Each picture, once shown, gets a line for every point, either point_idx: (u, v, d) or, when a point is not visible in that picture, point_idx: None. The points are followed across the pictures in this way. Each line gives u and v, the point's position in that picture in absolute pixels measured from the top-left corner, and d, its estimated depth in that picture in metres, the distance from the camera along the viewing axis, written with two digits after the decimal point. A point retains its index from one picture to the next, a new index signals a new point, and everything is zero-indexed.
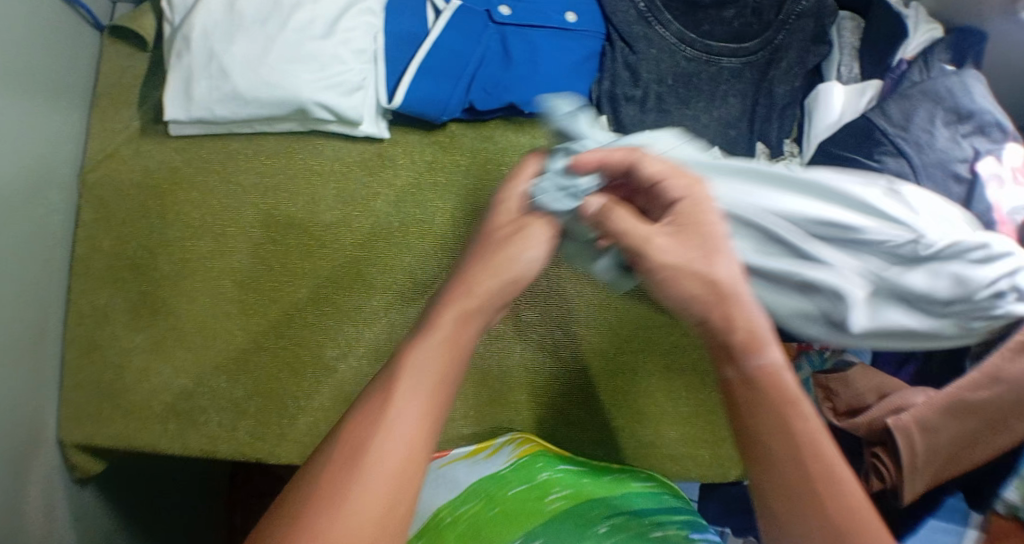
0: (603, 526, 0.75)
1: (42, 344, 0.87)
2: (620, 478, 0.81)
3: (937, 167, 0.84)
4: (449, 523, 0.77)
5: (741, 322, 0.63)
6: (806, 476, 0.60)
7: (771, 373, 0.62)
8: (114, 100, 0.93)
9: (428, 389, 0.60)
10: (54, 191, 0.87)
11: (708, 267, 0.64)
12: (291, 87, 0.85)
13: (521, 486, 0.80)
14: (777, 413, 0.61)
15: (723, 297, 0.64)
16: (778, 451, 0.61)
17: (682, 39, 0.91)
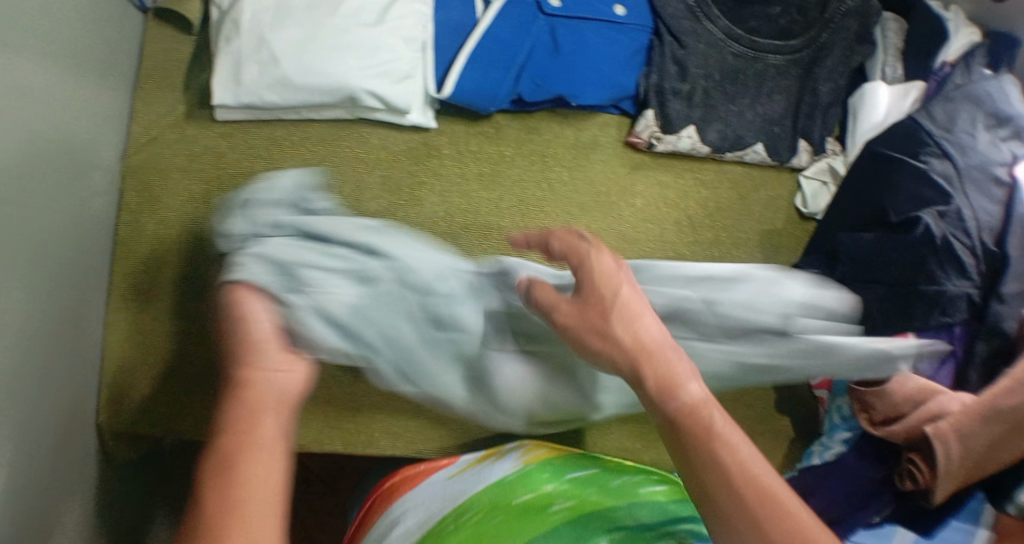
0: (605, 540, 0.79)
1: (82, 327, 0.85)
2: (621, 488, 0.85)
3: (979, 169, 0.85)
4: (452, 529, 0.78)
5: (650, 367, 0.65)
6: (743, 504, 0.63)
7: (691, 410, 0.65)
8: (158, 84, 0.92)
9: (273, 425, 0.61)
10: (97, 172, 0.87)
11: (602, 329, 0.65)
12: (342, 75, 0.85)
13: (529, 495, 0.82)
14: (700, 445, 0.64)
15: (628, 357, 0.65)
16: (720, 480, 0.64)
17: (730, 35, 0.91)
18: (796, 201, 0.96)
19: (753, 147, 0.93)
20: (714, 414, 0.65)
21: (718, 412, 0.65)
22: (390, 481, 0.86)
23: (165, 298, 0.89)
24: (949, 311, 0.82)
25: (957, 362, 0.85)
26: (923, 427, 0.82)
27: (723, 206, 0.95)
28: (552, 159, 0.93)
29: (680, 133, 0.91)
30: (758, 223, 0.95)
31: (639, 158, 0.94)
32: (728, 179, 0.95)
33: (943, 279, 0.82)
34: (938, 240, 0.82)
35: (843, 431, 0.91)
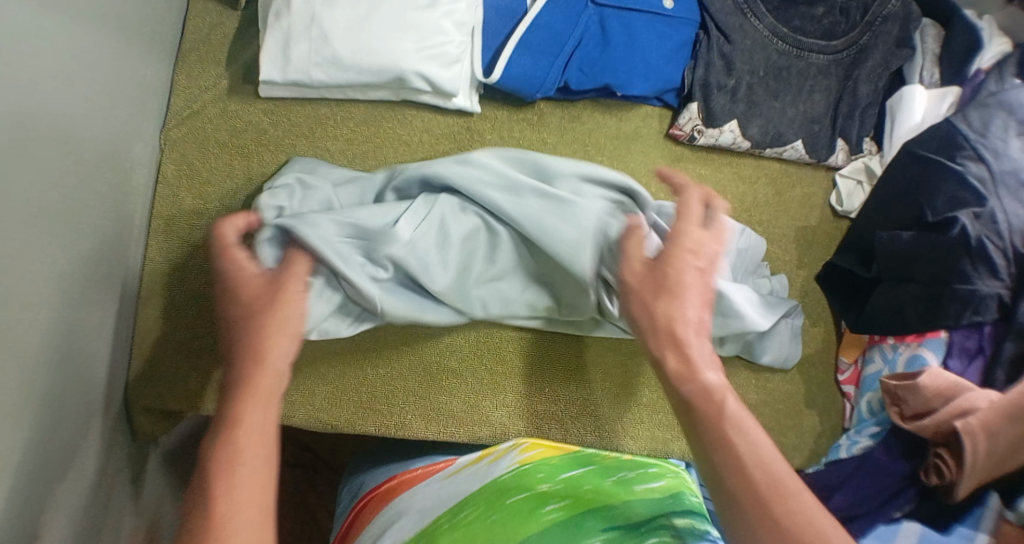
0: (599, 539, 0.70)
1: (117, 301, 0.84)
2: (622, 483, 0.80)
3: (1012, 175, 0.87)
4: (446, 527, 0.73)
5: (673, 352, 0.69)
6: (764, 496, 0.61)
7: (705, 394, 0.67)
8: (202, 57, 0.91)
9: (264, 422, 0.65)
10: (136, 142, 0.85)
11: (651, 300, 0.70)
12: (395, 55, 0.86)
13: (522, 494, 0.76)
14: (716, 424, 0.65)
15: (653, 326, 0.69)
16: (722, 456, 0.64)
17: (775, 33, 0.93)
18: (831, 199, 0.98)
19: (792, 144, 0.94)
20: (727, 400, 0.66)
21: (734, 401, 0.66)
22: (388, 483, 0.85)
23: (199, 276, 0.87)
24: (981, 311, 0.84)
25: (986, 361, 0.87)
26: (954, 422, 0.82)
27: (759, 201, 0.96)
28: (594, 149, 0.93)
29: (722, 127, 0.92)
30: (793, 219, 0.97)
31: (679, 151, 0.95)
32: (766, 174, 0.97)
33: (975, 278, 0.84)
34: (973, 242, 0.83)
35: (871, 426, 0.92)
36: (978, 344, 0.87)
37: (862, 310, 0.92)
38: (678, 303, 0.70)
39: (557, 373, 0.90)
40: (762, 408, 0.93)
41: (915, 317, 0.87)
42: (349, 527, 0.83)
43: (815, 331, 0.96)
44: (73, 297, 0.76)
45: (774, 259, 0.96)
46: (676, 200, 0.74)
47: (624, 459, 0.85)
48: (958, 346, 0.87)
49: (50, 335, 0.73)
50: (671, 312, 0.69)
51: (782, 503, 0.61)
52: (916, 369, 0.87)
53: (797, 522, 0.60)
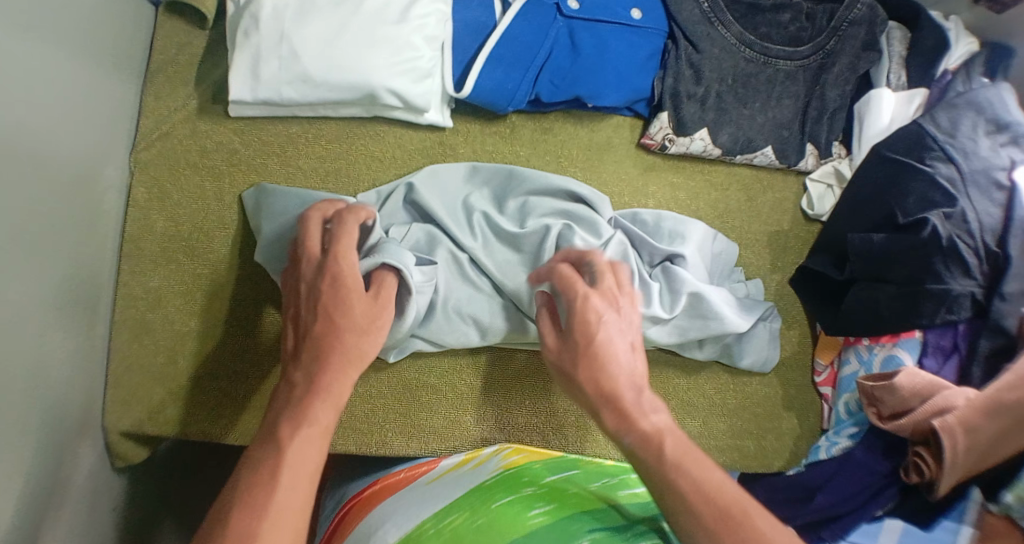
0: (586, 540, 0.69)
1: (91, 329, 0.83)
2: (607, 487, 0.81)
3: (982, 174, 0.89)
4: (431, 532, 0.70)
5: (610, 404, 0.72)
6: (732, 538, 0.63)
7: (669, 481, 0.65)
8: (169, 78, 0.90)
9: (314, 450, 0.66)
10: (106, 166, 0.84)
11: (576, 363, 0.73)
12: (365, 72, 0.85)
13: (509, 497, 0.74)
14: (690, 481, 0.66)
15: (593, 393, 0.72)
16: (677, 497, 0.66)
17: (742, 41, 0.94)
18: (802, 203, 0.98)
19: (763, 150, 0.95)
20: (664, 446, 0.68)
21: (679, 445, 0.69)
22: (372, 486, 0.84)
23: (173, 299, 0.86)
24: (954, 309, 0.86)
25: (961, 358, 0.89)
26: (931, 420, 0.83)
27: (732, 207, 0.97)
28: (567, 160, 0.94)
29: (693, 135, 0.93)
30: (766, 224, 0.97)
31: (651, 160, 0.96)
32: (737, 180, 0.98)
33: (948, 277, 0.85)
34: (945, 240, 0.84)
35: (849, 426, 0.92)
36: (953, 342, 0.88)
37: (836, 311, 0.93)
38: (606, 362, 0.72)
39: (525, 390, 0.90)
40: (741, 413, 0.94)
41: (890, 318, 0.88)
42: (330, 532, 0.82)
43: (790, 333, 0.97)
44: (47, 324, 0.75)
45: (748, 264, 0.97)
46: (572, 280, 0.75)
47: (608, 465, 0.85)
48: (932, 345, 0.89)
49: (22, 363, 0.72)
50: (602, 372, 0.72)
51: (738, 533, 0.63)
52: (893, 370, 0.88)
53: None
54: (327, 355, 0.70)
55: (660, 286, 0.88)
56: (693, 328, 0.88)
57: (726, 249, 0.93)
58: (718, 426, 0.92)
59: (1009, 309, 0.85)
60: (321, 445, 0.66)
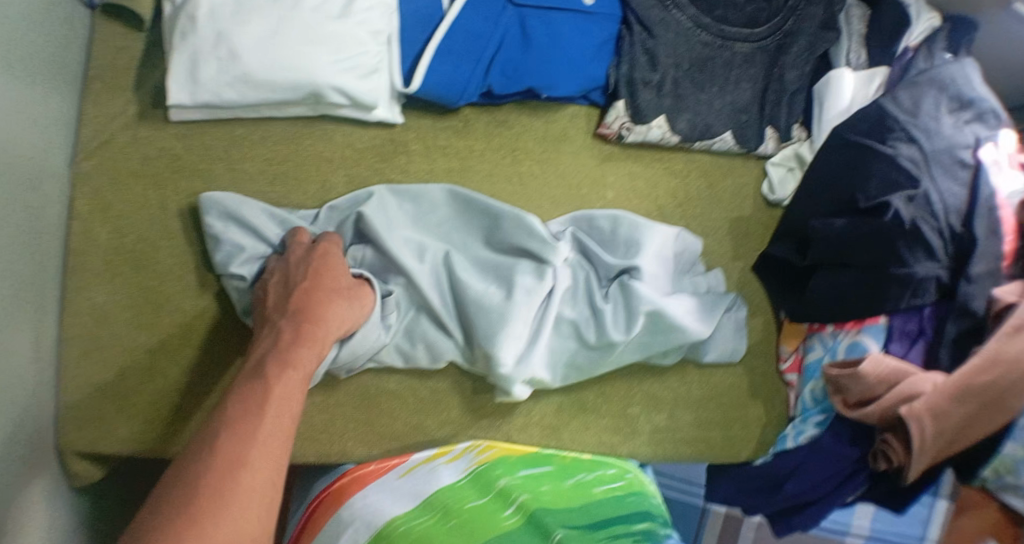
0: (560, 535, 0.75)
1: (40, 350, 0.80)
2: (582, 484, 0.83)
3: (946, 153, 0.87)
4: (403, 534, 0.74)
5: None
6: None
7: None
8: (107, 83, 0.87)
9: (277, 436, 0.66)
10: (46, 180, 0.82)
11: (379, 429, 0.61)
12: (309, 71, 0.83)
13: (481, 500, 0.80)
14: None
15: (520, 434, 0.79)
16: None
17: (698, 24, 0.92)
18: (763, 188, 0.97)
19: (722, 136, 0.93)
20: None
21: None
22: (339, 481, 0.83)
23: (121, 314, 0.84)
24: (920, 293, 0.85)
25: (928, 342, 0.88)
26: (898, 407, 0.83)
27: (693, 194, 0.95)
28: (522, 153, 0.92)
29: (650, 123, 0.91)
30: (727, 211, 0.96)
31: (608, 150, 0.94)
32: (698, 167, 0.96)
33: (913, 261, 0.84)
34: (908, 224, 0.84)
35: (816, 414, 0.91)
36: (918, 326, 0.88)
37: (800, 299, 0.92)
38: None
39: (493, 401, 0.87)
40: (708, 404, 0.92)
41: (855, 303, 0.87)
42: (302, 528, 0.83)
43: (755, 321, 0.96)
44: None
45: (711, 252, 0.95)
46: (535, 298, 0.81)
47: (584, 459, 0.87)
48: (898, 329, 0.88)
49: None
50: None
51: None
52: (858, 356, 0.87)
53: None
54: (311, 342, 0.73)
55: (616, 306, 0.87)
56: (656, 341, 0.87)
57: (690, 252, 0.92)
58: (684, 418, 0.91)
59: (976, 290, 0.84)
60: (301, 392, 0.71)
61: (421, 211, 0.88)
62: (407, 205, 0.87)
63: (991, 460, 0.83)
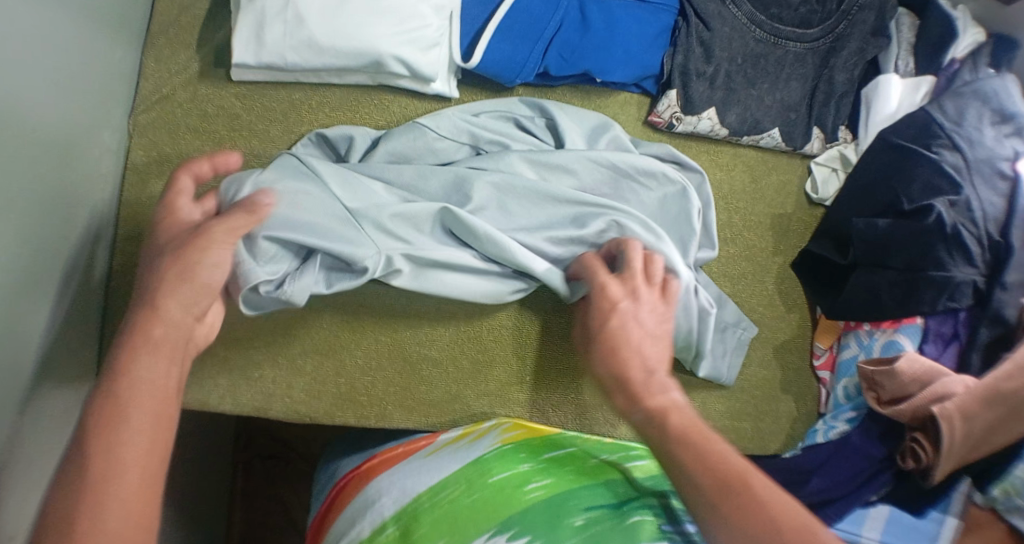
0: (580, 519, 0.70)
1: (87, 296, 0.80)
2: (608, 463, 0.78)
3: (986, 163, 0.89)
4: (428, 507, 0.72)
5: (631, 373, 0.74)
6: (720, 480, 0.64)
7: (661, 411, 0.70)
8: (171, 40, 0.89)
9: (143, 445, 0.60)
10: (105, 129, 0.83)
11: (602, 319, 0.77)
12: (373, 39, 0.84)
13: (504, 473, 0.75)
14: (685, 444, 0.67)
15: (610, 362, 0.75)
16: (683, 467, 0.66)
17: (753, 21, 0.94)
18: (806, 187, 0.99)
19: (769, 132, 0.95)
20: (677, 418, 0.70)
21: (693, 418, 0.70)
22: (370, 461, 0.83)
23: None
24: (956, 297, 0.86)
25: (960, 346, 0.89)
26: (929, 407, 0.84)
27: (736, 189, 0.97)
28: None
29: (700, 115, 0.93)
30: (769, 207, 0.98)
31: (657, 139, 0.95)
32: (742, 161, 0.98)
33: (951, 266, 0.86)
34: (949, 229, 0.85)
35: (848, 411, 0.93)
36: (952, 329, 0.89)
37: (837, 297, 0.93)
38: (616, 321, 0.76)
39: (536, 394, 0.88)
40: (738, 394, 0.94)
41: (892, 303, 0.88)
42: (329, 508, 0.81)
43: (791, 316, 0.97)
44: (48, 290, 0.74)
45: (750, 246, 0.96)
46: (597, 263, 0.80)
47: (607, 444, 0.83)
48: (933, 331, 0.89)
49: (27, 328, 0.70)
50: (619, 340, 0.75)
51: (742, 500, 0.62)
52: (893, 355, 0.88)
53: (752, 507, 0.62)
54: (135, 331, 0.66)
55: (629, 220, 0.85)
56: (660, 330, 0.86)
57: (715, 291, 0.92)
58: (716, 408, 0.92)
59: (1010, 299, 0.86)
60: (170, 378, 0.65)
61: (442, 154, 0.87)
62: (418, 151, 0.86)
63: (1001, 479, 0.86)
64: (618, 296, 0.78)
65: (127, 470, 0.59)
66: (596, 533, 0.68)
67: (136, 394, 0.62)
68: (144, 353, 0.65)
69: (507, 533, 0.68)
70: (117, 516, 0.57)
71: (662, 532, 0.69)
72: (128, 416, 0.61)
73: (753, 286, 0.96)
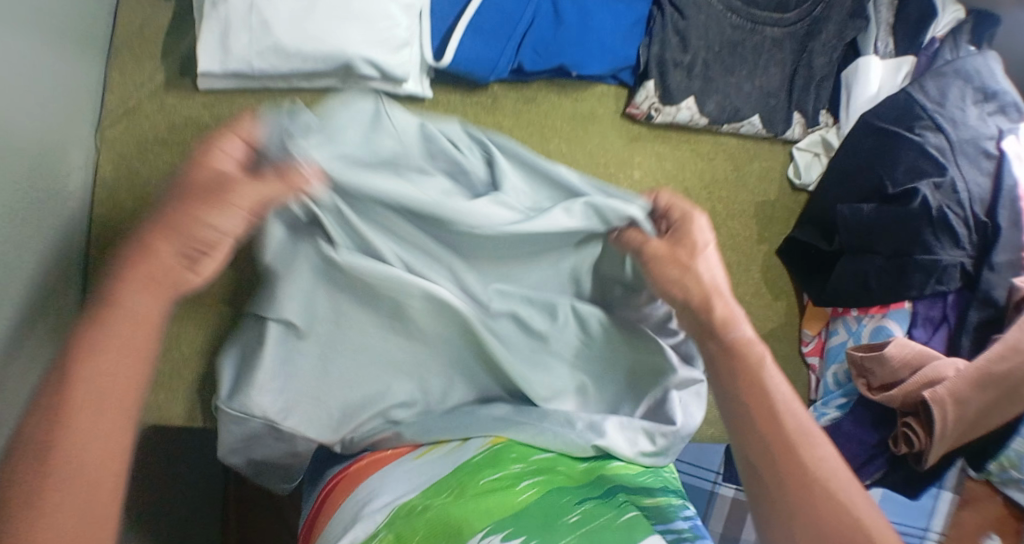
0: (575, 515, 0.66)
1: (65, 317, 0.78)
2: (597, 460, 0.73)
3: (971, 143, 0.88)
4: (419, 512, 0.66)
5: (720, 302, 0.66)
6: (779, 430, 0.62)
7: (743, 344, 0.65)
8: (136, 52, 0.87)
9: (120, 391, 0.53)
10: (72, 145, 0.81)
11: (684, 261, 0.66)
12: (340, 42, 0.82)
13: (495, 474, 0.69)
14: (748, 381, 0.64)
15: (693, 291, 0.66)
16: (763, 412, 0.63)
17: (729, 7, 0.92)
18: (789, 172, 0.98)
19: (750, 119, 0.94)
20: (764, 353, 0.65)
21: (767, 353, 0.66)
22: (358, 461, 0.74)
23: None
24: (944, 280, 0.85)
25: (950, 329, 0.88)
26: (922, 391, 0.83)
27: (719, 177, 0.96)
28: (551, 131, 0.92)
29: (679, 104, 0.92)
30: (752, 194, 0.97)
31: (636, 130, 0.94)
32: (724, 150, 0.96)
33: (938, 248, 0.85)
34: (935, 211, 0.84)
35: (838, 397, 0.92)
36: (941, 313, 0.88)
37: (824, 284, 0.92)
38: (702, 257, 0.67)
39: None
40: None
41: (879, 289, 0.87)
42: (316, 513, 0.74)
43: (779, 305, 0.96)
44: (25, 313, 0.72)
45: (735, 236, 0.95)
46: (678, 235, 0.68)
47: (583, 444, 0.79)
48: (922, 316, 0.88)
49: (17, 348, 0.69)
50: (695, 267, 0.66)
51: (801, 454, 0.61)
52: (882, 341, 0.87)
53: (815, 455, 0.61)
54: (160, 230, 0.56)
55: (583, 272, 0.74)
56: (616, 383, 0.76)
57: None
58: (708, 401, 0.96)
59: (998, 280, 0.85)
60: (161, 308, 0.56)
61: (378, 146, 0.65)
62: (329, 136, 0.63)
63: (997, 455, 0.85)
64: (689, 249, 0.67)
65: (88, 383, 0.52)
66: (592, 531, 0.64)
67: (125, 317, 0.54)
68: (143, 269, 0.55)
69: (500, 534, 0.63)
70: (72, 439, 0.51)
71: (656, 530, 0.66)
72: (115, 343, 0.54)
73: (740, 276, 0.95)
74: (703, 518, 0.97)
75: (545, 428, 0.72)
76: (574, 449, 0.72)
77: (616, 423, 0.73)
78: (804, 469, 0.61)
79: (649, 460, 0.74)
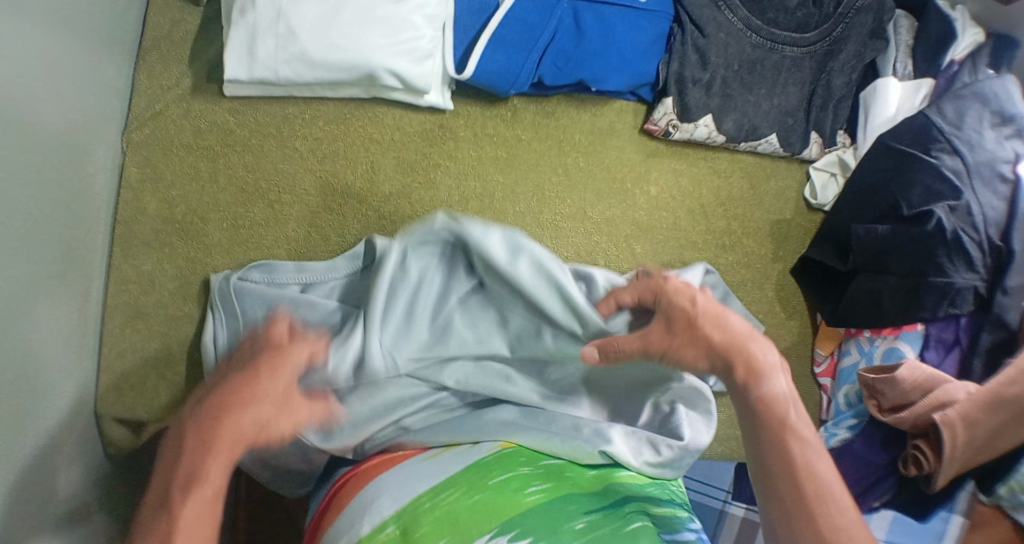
0: (581, 523, 0.66)
1: (86, 317, 0.80)
2: (606, 468, 0.73)
3: (987, 166, 0.88)
4: (428, 507, 0.67)
5: (740, 357, 0.69)
6: (800, 489, 0.65)
7: (771, 400, 0.68)
8: (163, 56, 0.88)
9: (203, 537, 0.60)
10: (98, 148, 0.82)
11: (692, 335, 0.69)
12: (365, 52, 0.83)
13: (505, 474, 0.69)
14: (774, 437, 0.67)
15: (714, 354, 0.69)
16: (786, 473, 0.66)
17: (749, 26, 0.93)
18: (805, 192, 0.98)
19: (767, 138, 0.95)
20: (791, 411, 0.68)
21: (795, 409, 0.68)
22: (367, 462, 0.74)
23: (166, 289, 0.84)
24: (958, 302, 0.86)
25: (962, 351, 0.88)
26: (932, 414, 0.83)
27: (735, 195, 0.97)
28: (569, 145, 0.93)
29: (697, 122, 0.92)
30: (768, 212, 0.97)
31: (654, 146, 0.95)
32: (740, 167, 0.97)
33: (952, 271, 0.85)
34: (949, 234, 0.84)
35: (849, 418, 0.92)
36: (953, 335, 0.88)
37: (837, 303, 0.93)
38: (724, 319, 0.70)
39: None
40: None
41: (892, 310, 0.88)
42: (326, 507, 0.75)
43: (792, 323, 0.96)
44: (47, 312, 0.73)
45: (749, 253, 0.96)
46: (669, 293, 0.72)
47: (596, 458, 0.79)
48: (934, 338, 0.88)
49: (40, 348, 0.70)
50: (718, 326, 0.70)
51: (823, 512, 0.64)
52: (894, 362, 0.87)
53: (835, 520, 0.63)
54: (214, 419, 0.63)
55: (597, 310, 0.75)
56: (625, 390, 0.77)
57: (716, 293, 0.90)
58: (719, 417, 0.96)
59: (1011, 304, 0.85)
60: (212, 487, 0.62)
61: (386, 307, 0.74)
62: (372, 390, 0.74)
63: (1006, 478, 0.85)
64: (703, 315, 0.70)
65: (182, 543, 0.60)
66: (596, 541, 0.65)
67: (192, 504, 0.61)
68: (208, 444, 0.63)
69: (507, 536, 0.64)
70: None
71: (662, 539, 0.67)
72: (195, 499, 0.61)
73: (754, 294, 0.95)
74: (712, 535, 0.97)
75: (553, 433, 0.73)
76: (581, 455, 0.72)
77: (620, 431, 0.73)
78: (823, 528, 0.63)
79: (654, 470, 0.73)
